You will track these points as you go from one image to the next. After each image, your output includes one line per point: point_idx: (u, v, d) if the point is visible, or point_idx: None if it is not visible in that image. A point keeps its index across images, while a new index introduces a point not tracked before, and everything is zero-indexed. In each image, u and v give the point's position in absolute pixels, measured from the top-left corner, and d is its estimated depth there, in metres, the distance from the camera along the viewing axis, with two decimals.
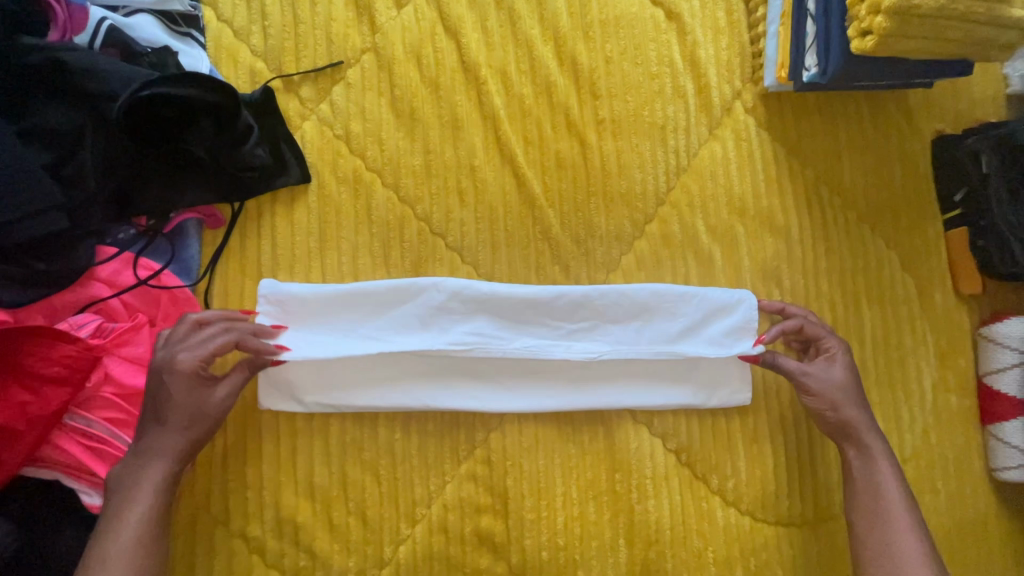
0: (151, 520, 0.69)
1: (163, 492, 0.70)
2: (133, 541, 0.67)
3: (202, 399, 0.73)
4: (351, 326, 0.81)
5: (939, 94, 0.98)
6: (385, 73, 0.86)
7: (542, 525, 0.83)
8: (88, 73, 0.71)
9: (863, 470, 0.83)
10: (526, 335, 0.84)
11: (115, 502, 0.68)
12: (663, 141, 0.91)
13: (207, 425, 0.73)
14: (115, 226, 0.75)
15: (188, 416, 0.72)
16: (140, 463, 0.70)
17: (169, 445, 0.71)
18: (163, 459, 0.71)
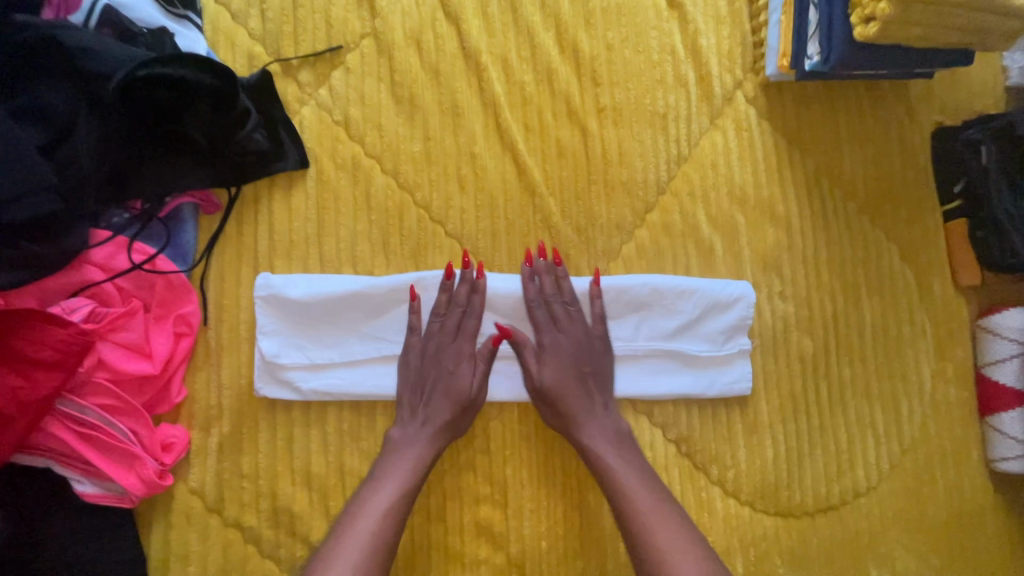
0: (406, 485, 0.75)
1: (426, 462, 0.76)
2: (385, 500, 0.72)
3: (449, 381, 0.79)
4: (352, 326, 0.81)
5: (939, 85, 0.98)
6: (385, 59, 0.85)
7: (540, 514, 0.82)
8: (82, 52, 0.70)
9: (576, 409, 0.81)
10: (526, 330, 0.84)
11: (390, 464, 0.75)
12: (664, 130, 0.90)
13: (459, 405, 0.79)
14: (110, 209, 0.74)
15: (439, 398, 0.79)
16: (427, 436, 0.78)
17: (431, 419, 0.78)
18: (430, 432, 0.78)
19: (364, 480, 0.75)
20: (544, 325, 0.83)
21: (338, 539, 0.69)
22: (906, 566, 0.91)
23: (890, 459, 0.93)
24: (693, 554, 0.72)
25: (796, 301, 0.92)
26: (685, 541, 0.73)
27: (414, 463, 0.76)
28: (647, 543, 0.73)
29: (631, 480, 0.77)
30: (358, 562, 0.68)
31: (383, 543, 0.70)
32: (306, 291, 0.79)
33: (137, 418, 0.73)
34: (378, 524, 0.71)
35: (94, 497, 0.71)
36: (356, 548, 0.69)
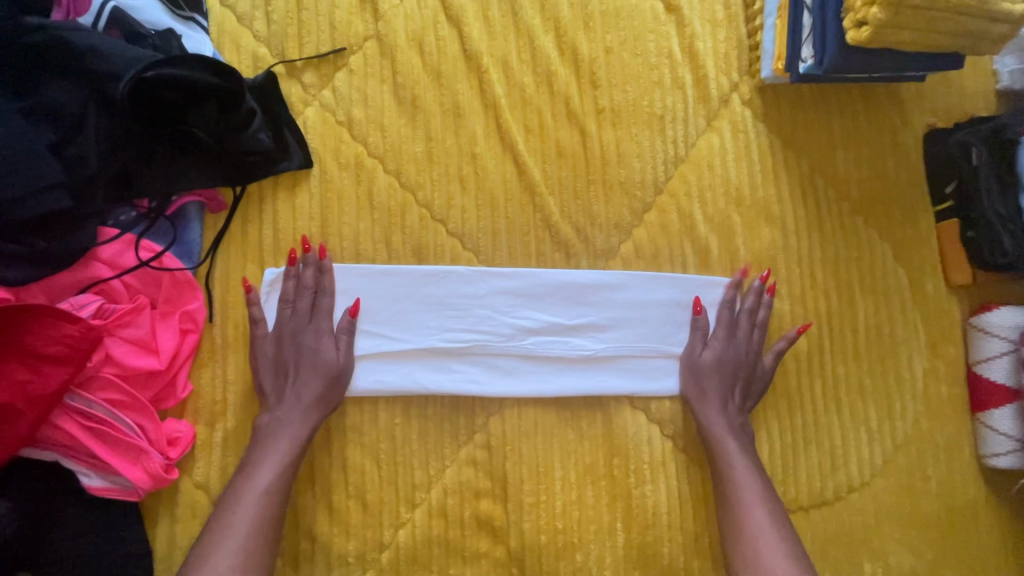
0: (285, 468, 0.75)
1: (299, 443, 0.77)
2: (264, 483, 0.74)
3: (308, 360, 0.79)
4: (351, 324, 0.82)
5: (931, 88, 1.00)
6: (387, 60, 0.87)
7: (540, 509, 0.84)
8: (91, 53, 0.71)
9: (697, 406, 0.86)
10: (523, 328, 0.85)
11: (263, 447, 0.76)
12: (661, 131, 0.92)
13: (328, 380, 0.79)
14: (117, 207, 0.75)
15: (302, 377, 0.78)
16: (289, 415, 0.77)
17: (301, 399, 0.78)
18: (303, 412, 0.77)
19: (240, 463, 0.76)
20: (544, 322, 0.86)
21: (222, 523, 0.71)
22: (898, 559, 0.92)
23: (883, 455, 0.94)
24: (784, 545, 0.78)
25: (791, 299, 0.94)
26: (773, 531, 0.79)
27: (290, 441, 0.76)
28: (739, 528, 0.79)
29: (743, 474, 0.82)
30: (238, 548, 0.70)
31: (266, 524, 0.73)
32: (310, 286, 0.81)
33: (143, 413, 0.74)
34: (260, 508, 0.73)
35: (99, 490, 0.72)
36: (238, 532, 0.71)
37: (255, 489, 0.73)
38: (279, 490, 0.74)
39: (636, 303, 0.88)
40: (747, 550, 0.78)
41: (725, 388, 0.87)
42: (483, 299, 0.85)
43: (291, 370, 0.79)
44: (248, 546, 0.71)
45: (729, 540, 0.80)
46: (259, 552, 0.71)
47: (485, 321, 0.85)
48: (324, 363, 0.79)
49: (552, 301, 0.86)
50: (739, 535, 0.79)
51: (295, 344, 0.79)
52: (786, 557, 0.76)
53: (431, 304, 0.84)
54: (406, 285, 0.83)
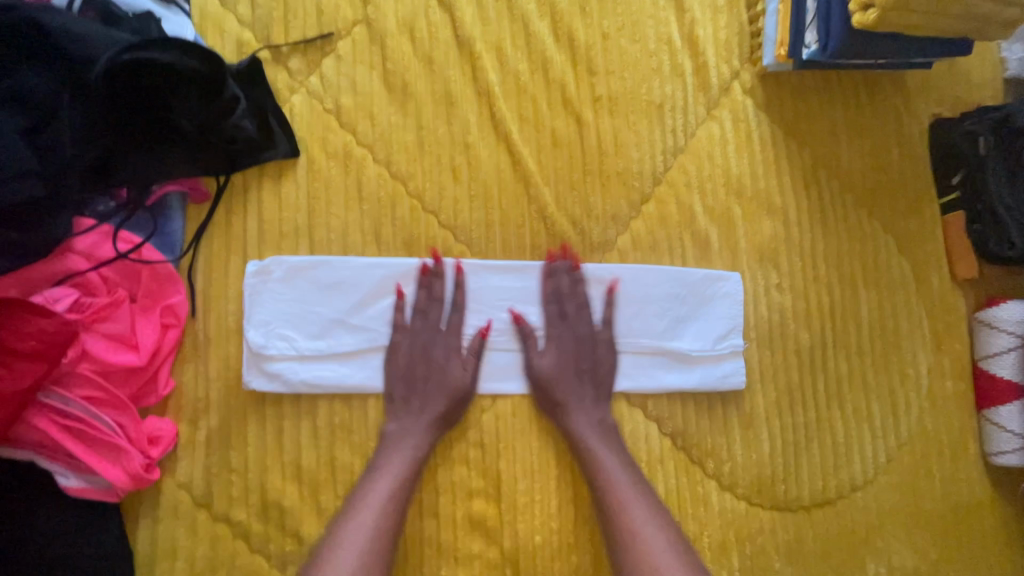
0: (404, 475, 0.76)
1: (422, 454, 0.78)
2: (386, 489, 0.75)
3: (438, 376, 0.80)
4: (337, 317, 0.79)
5: (937, 77, 0.98)
6: (377, 46, 0.84)
7: (534, 509, 0.81)
8: (66, 36, 0.68)
9: (579, 412, 0.82)
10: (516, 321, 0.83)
11: (387, 455, 0.77)
12: (660, 120, 0.89)
13: (453, 397, 0.80)
14: (95, 197, 0.72)
15: (428, 388, 0.80)
16: (420, 426, 0.79)
17: (426, 412, 0.79)
18: (425, 425, 0.79)
19: (364, 474, 0.77)
20: (538, 317, 0.84)
21: (337, 532, 0.72)
22: (901, 560, 0.90)
23: (886, 453, 0.92)
24: (670, 543, 0.76)
25: (793, 293, 0.92)
26: (665, 535, 0.76)
27: (412, 453, 0.77)
28: (627, 529, 0.76)
29: (614, 475, 0.79)
30: (359, 556, 0.70)
31: (384, 532, 0.73)
32: (300, 279, 0.78)
33: (123, 410, 0.72)
34: (379, 515, 0.73)
35: (77, 490, 0.69)
36: (355, 540, 0.71)
37: (374, 495, 0.74)
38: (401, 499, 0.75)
39: (631, 296, 0.86)
40: (635, 551, 0.75)
41: (706, 376, 0.87)
42: (475, 294, 0.83)
43: (420, 384, 0.80)
44: (372, 552, 0.71)
45: (613, 541, 0.77)
46: (380, 559, 0.71)
47: (475, 313, 0.83)
48: (459, 380, 0.80)
49: (545, 293, 0.84)
50: (629, 537, 0.76)
51: (434, 358, 0.80)
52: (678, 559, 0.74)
53: (420, 296, 0.81)
54: (397, 279, 0.81)
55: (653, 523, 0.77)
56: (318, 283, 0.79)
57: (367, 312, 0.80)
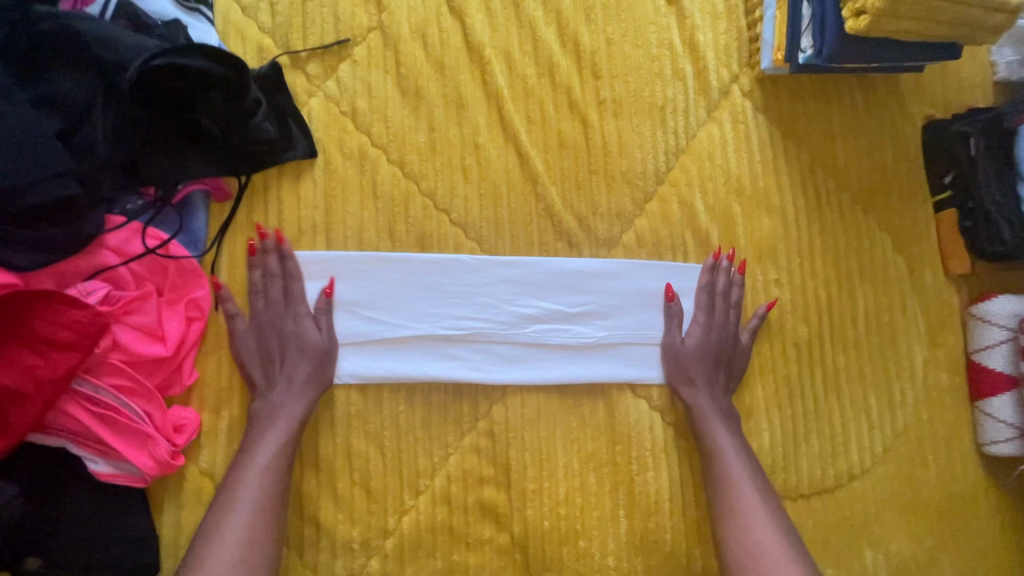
0: (285, 442, 0.77)
1: (298, 420, 0.78)
2: (265, 459, 0.75)
3: (296, 343, 0.80)
4: (354, 310, 0.83)
5: (929, 79, 1.01)
6: (391, 52, 0.88)
7: (544, 495, 0.84)
8: (99, 42, 0.72)
9: (688, 391, 0.87)
10: (525, 315, 0.86)
11: (264, 426, 0.77)
12: (662, 122, 0.93)
13: (315, 360, 0.80)
14: (124, 195, 0.76)
15: (284, 358, 0.80)
16: (280, 396, 0.79)
17: (294, 380, 0.79)
18: (298, 394, 0.79)
19: (239, 450, 0.76)
20: (546, 310, 0.87)
21: (228, 508, 0.72)
22: (899, 547, 0.93)
23: (883, 443, 0.95)
24: (777, 522, 0.80)
25: (791, 288, 0.95)
26: (771, 514, 0.81)
27: (288, 420, 0.78)
28: (732, 502, 0.81)
29: (727, 450, 0.84)
30: (245, 530, 0.71)
31: (269, 502, 0.74)
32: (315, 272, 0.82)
33: (150, 398, 0.75)
34: (264, 486, 0.74)
35: (106, 475, 0.72)
36: (241, 515, 0.72)
37: (255, 468, 0.74)
38: (282, 468, 0.76)
39: (636, 291, 0.89)
40: (734, 523, 0.80)
41: (728, 370, 0.90)
42: (485, 287, 0.86)
43: (280, 353, 0.80)
44: (259, 523, 0.73)
45: (719, 514, 0.82)
46: (268, 531, 0.73)
47: (487, 307, 0.86)
48: (312, 343, 0.80)
49: (553, 287, 0.87)
50: (728, 511, 0.81)
51: (267, 332, 0.81)
52: (778, 534, 0.79)
53: (432, 290, 0.85)
54: (408, 271, 0.84)
55: (765, 502, 0.81)
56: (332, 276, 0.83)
57: (379, 303, 0.83)
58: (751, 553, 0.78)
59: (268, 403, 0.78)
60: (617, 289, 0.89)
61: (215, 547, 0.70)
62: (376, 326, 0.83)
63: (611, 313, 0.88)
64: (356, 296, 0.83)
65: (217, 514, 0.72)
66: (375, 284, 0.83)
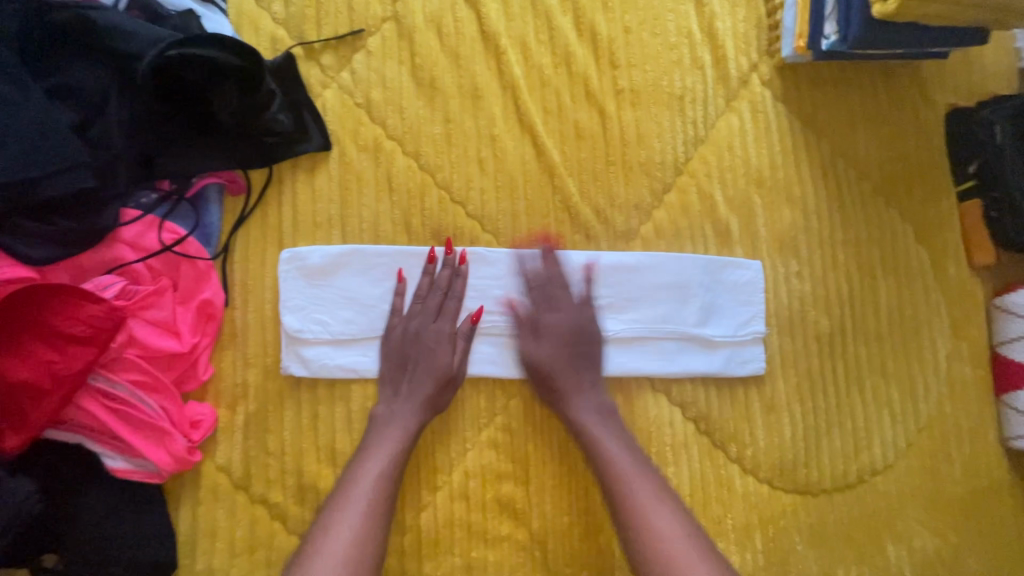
0: (397, 455, 0.75)
1: (412, 436, 0.77)
2: (379, 468, 0.73)
3: (430, 361, 0.80)
4: (369, 304, 0.81)
5: (952, 67, 0.99)
6: (406, 42, 0.87)
7: (562, 491, 0.83)
8: (113, 33, 0.71)
9: (568, 387, 0.82)
10: (541, 309, 0.85)
11: (377, 437, 0.76)
12: (681, 112, 0.91)
13: (440, 383, 0.80)
14: (138, 189, 0.75)
15: (406, 373, 0.80)
16: (401, 409, 0.78)
17: (416, 394, 0.79)
18: (415, 407, 0.78)
19: (352, 456, 0.75)
20: (564, 304, 0.85)
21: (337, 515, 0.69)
22: (923, 543, 0.92)
23: (906, 437, 0.94)
24: (684, 540, 0.71)
25: (812, 281, 0.93)
26: (682, 526, 0.72)
27: (403, 432, 0.77)
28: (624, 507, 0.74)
29: (613, 445, 0.78)
30: (354, 534, 0.68)
31: (375, 513, 0.70)
32: (334, 265, 0.81)
33: (166, 394, 0.74)
34: (372, 491, 0.71)
35: (123, 472, 0.71)
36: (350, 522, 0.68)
37: (367, 472, 0.72)
38: (389, 478, 0.73)
39: (655, 284, 0.87)
40: (631, 529, 0.73)
41: (730, 357, 0.89)
42: (502, 280, 0.85)
43: (407, 370, 0.80)
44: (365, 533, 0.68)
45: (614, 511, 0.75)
46: (372, 541, 0.68)
47: (503, 301, 0.84)
48: (443, 362, 0.80)
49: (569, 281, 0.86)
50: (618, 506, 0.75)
51: (397, 344, 0.80)
52: (691, 549, 0.70)
53: (449, 282, 0.83)
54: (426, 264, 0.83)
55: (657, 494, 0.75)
56: (351, 269, 0.81)
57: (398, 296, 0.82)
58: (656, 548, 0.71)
59: (386, 413, 0.78)
60: (633, 284, 0.87)
61: (320, 553, 0.66)
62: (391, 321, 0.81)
63: (629, 307, 0.87)
64: (370, 289, 0.82)
65: (328, 520, 0.69)
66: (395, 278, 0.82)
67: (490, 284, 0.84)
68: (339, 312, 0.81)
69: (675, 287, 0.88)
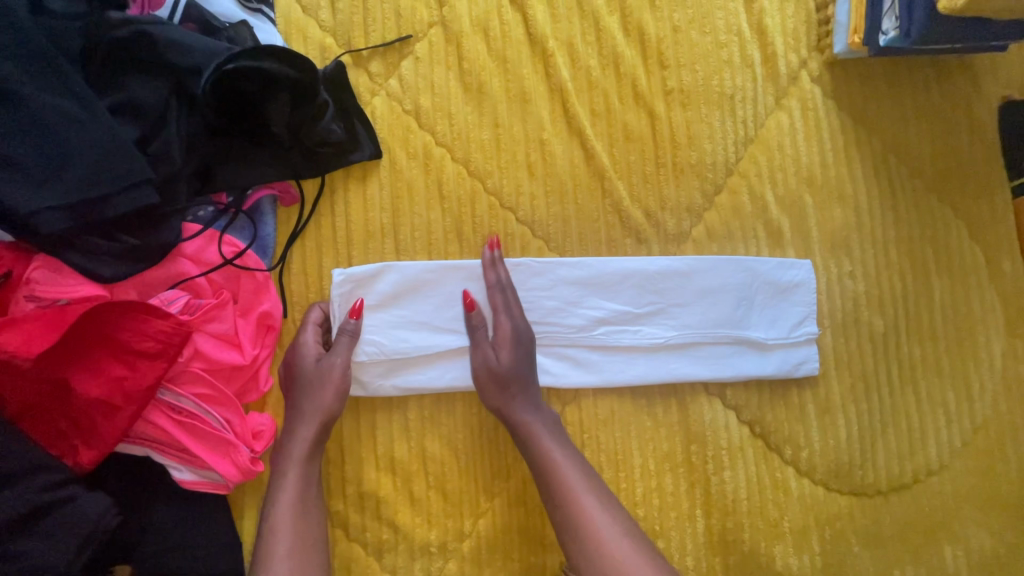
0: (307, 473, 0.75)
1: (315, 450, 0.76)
2: (290, 500, 0.72)
3: (318, 370, 0.76)
4: (421, 321, 0.81)
5: (1005, 58, 0.97)
6: (453, 47, 0.86)
7: (620, 497, 0.83)
8: (172, 46, 0.70)
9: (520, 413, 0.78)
10: (592, 317, 0.84)
11: (284, 468, 0.74)
12: (731, 111, 0.90)
13: (333, 387, 0.76)
14: (197, 203, 0.75)
15: (296, 390, 0.77)
16: (297, 429, 0.75)
17: (308, 410, 0.75)
18: (310, 422, 0.75)
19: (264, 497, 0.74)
20: (614, 311, 0.84)
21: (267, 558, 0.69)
22: (979, 543, 0.91)
23: (962, 436, 0.93)
24: None
25: (865, 280, 0.92)
26: None
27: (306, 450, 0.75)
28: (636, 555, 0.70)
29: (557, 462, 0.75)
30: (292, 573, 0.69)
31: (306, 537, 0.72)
32: (384, 284, 0.80)
33: (230, 406, 0.75)
34: (295, 526, 0.71)
35: (191, 484, 0.72)
36: (283, 560, 0.70)
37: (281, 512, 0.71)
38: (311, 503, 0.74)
39: (706, 287, 0.86)
40: None
41: (783, 362, 0.88)
42: (552, 291, 0.84)
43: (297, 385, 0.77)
44: (301, 561, 0.70)
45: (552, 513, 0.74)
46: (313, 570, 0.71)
47: (553, 312, 0.84)
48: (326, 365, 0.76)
49: (617, 290, 0.85)
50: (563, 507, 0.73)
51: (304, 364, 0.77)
52: None
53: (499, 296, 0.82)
54: (472, 277, 0.82)
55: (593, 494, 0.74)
56: (401, 286, 0.80)
57: (448, 311, 0.81)
58: (597, 554, 0.70)
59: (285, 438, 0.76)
60: (681, 290, 0.86)
61: None
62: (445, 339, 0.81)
63: (680, 312, 0.86)
64: (420, 305, 0.81)
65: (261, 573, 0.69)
66: (444, 293, 0.81)
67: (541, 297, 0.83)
68: (394, 333, 0.79)
69: (730, 289, 0.87)
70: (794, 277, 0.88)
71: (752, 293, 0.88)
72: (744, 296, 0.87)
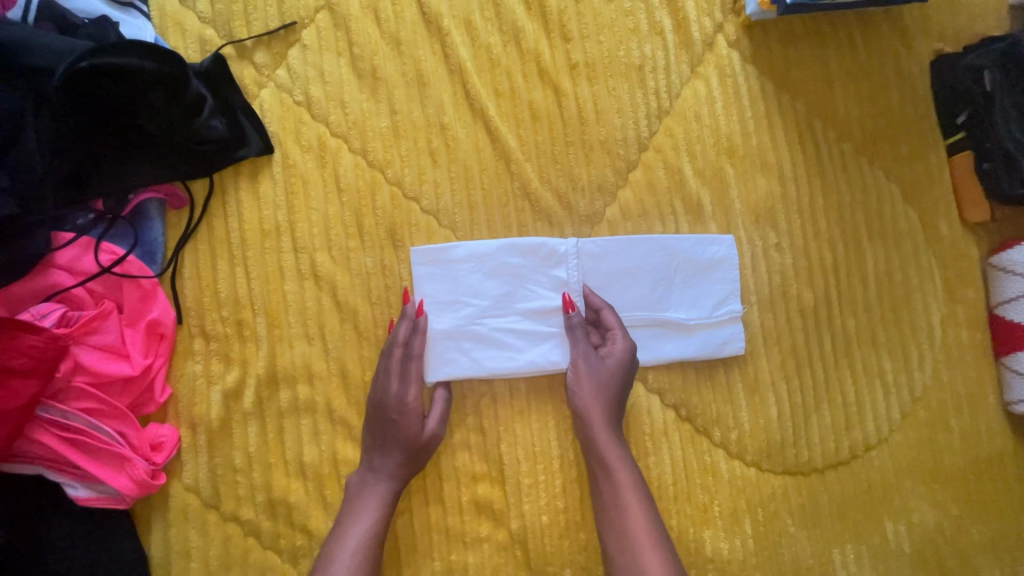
0: (376, 524, 0.73)
1: (385, 507, 0.74)
2: (352, 544, 0.71)
3: (396, 432, 0.75)
4: (477, 292, 0.80)
5: (936, 9, 0.92)
6: (342, 31, 0.82)
7: (540, 489, 0.81)
8: (22, 49, 0.68)
9: (606, 443, 0.76)
10: (508, 304, 0.80)
11: (355, 508, 0.74)
12: (641, 83, 0.86)
13: (409, 453, 0.75)
14: (72, 210, 0.73)
15: (383, 448, 0.75)
16: (372, 480, 0.75)
17: (388, 468, 0.75)
18: (390, 478, 0.75)
19: (335, 524, 0.74)
20: (533, 302, 0.80)
21: (331, 562, 0.70)
22: (922, 516, 0.88)
23: (902, 408, 0.89)
24: None
25: (793, 252, 0.88)
26: None
27: (380, 501, 0.74)
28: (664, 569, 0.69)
29: (623, 480, 0.75)
30: None
31: (369, 558, 0.71)
32: (461, 255, 0.80)
33: (122, 419, 0.73)
34: (355, 555, 0.71)
35: (87, 500, 0.71)
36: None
37: (346, 549, 0.71)
38: (370, 551, 0.72)
39: (625, 269, 0.83)
40: None
41: (705, 343, 0.84)
42: (483, 274, 0.80)
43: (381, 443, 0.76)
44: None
45: (605, 534, 0.74)
46: None
47: (483, 293, 0.80)
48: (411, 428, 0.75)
49: (538, 282, 0.81)
50: (621, 538, 0.72)
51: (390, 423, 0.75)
52: None
53: (517, 270, 0.80)
54: (542, 257, 0.81)
55: (653, 528, 0.72)
56: (487, 261, 0.80)
57: (527, 291, 0.80)
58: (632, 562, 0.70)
59: (360, 480, 0.76)
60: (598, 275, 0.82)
61: None
62: (500, 318, 0.80)
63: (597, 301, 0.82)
64: (465, 279, 0.80)
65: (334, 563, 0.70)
66: (506, 269, 0.80)
67: (497, 280, 0.80)
68: (465, 305, 0.79)
69: (648, 271, 0.83)
70: (711, 253, 0.85)
71: (672, 273, 0.84)
72: (663, 276, 0.84)
